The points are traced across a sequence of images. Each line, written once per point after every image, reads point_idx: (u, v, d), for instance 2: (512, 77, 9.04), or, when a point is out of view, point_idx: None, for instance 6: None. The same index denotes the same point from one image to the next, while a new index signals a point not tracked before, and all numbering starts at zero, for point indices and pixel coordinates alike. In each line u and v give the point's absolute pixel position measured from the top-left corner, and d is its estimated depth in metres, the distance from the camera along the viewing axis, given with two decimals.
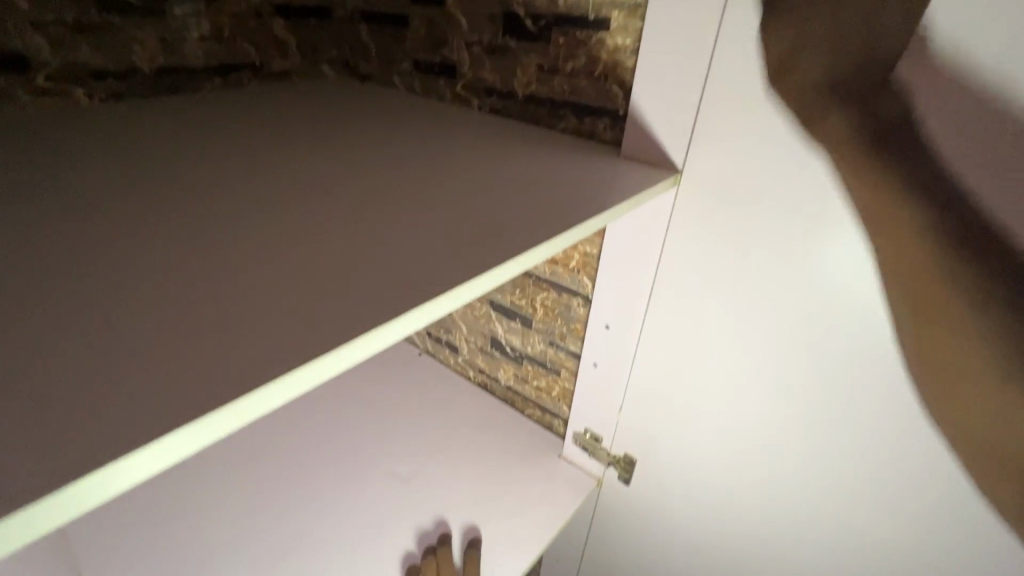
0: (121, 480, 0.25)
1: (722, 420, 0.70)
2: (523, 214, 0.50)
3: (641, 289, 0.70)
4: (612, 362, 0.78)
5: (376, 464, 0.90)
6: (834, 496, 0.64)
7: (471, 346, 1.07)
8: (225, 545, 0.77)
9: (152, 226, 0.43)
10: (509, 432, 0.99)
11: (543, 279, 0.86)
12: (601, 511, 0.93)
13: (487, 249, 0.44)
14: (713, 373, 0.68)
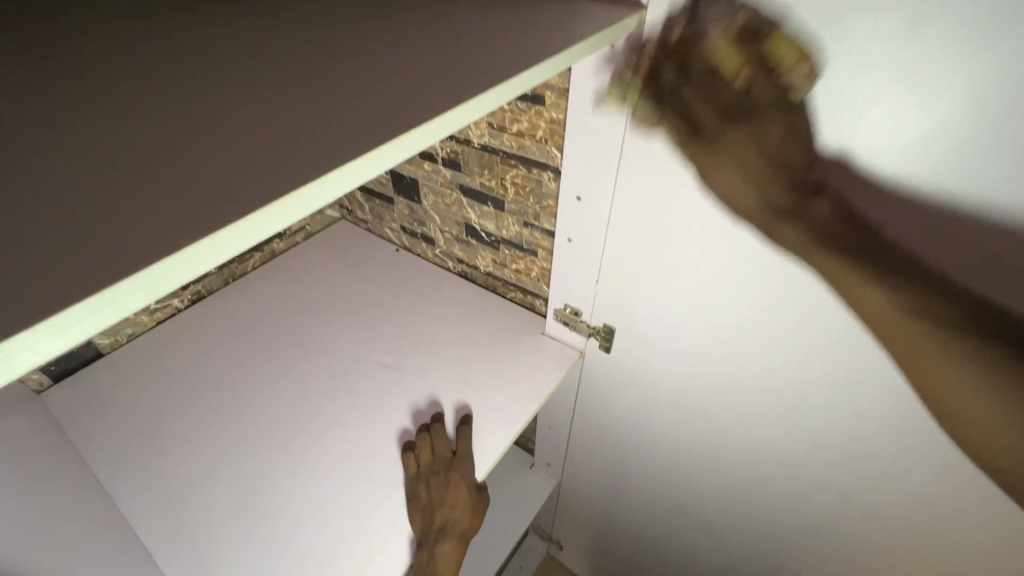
0: (31, 355, 0.23)
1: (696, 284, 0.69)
2: (470, 55, 0.43)
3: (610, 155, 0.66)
4: (586, 236, 0.76)
5: (364, 356, 0.92)
6: (804, 345, 0.65)
7: (447, 235, 1.04)
8: (229, 440, 0.80)
9: (7, 70, 0.35)
10: (492, 316, 1.00)
11: (511, 155, 0.81)
12: (584, 379, 0.98)
13: (429, 85, 0.37)
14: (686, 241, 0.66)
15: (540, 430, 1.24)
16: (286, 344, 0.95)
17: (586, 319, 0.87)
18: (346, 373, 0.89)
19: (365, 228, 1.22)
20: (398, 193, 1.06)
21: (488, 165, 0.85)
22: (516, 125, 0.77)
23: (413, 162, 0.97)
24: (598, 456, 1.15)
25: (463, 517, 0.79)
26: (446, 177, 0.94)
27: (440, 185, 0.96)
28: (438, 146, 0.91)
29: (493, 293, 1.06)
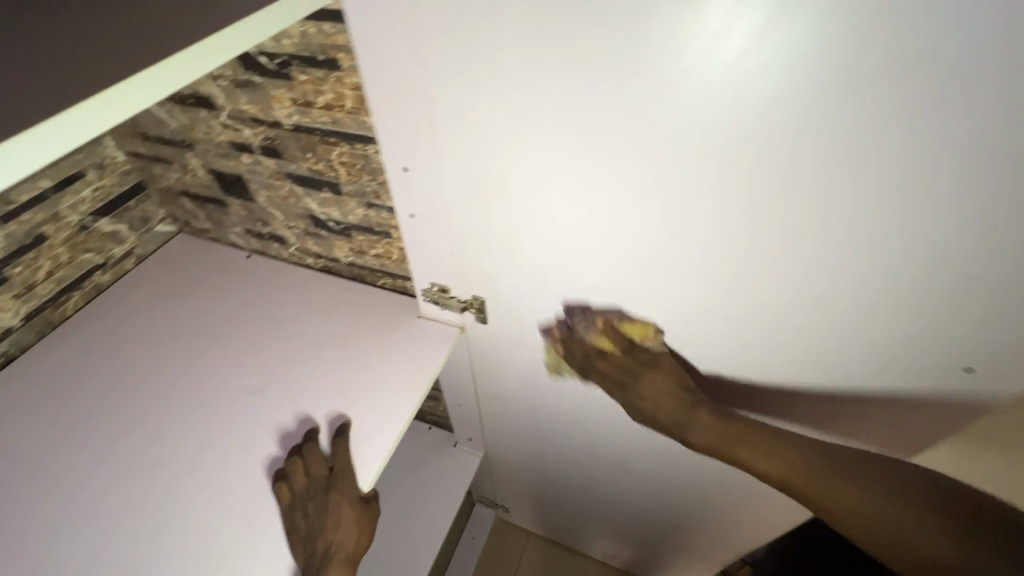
0: None
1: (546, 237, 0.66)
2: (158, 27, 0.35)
3: (420, 121, 0.59)
4: (427, 210, 0.70)
5: (223, 384, 0.83)
6: (658, 277, 0.65)
7: (296, 231, 0.94)
8: (69, 522, 0.69)
9: None
10: (365, 309, 0.93)
11: (328, 133, 0.72)
12: (474, 353, 0.94)
13: None
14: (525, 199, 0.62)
15: (451, 409, 1.21)
16: (128, 392, 0.83)
17: (454, 293, 0.82)
18: (204, 408, 0.80)
19: (209, 238, 1.08)
20: (229, 194, 0.93)
21: (309, 148, 0.75)
22: (322, 97, 0.67)
23: (229, 156, 0.85)
24: (511, 420, 1.14)
25: (359, 531, 0.76)
26: (271, 168, 0.82)
27: (268, 178, 0.85)
28: (250, 134, 0.79)
29: (363, 283, 0.98)
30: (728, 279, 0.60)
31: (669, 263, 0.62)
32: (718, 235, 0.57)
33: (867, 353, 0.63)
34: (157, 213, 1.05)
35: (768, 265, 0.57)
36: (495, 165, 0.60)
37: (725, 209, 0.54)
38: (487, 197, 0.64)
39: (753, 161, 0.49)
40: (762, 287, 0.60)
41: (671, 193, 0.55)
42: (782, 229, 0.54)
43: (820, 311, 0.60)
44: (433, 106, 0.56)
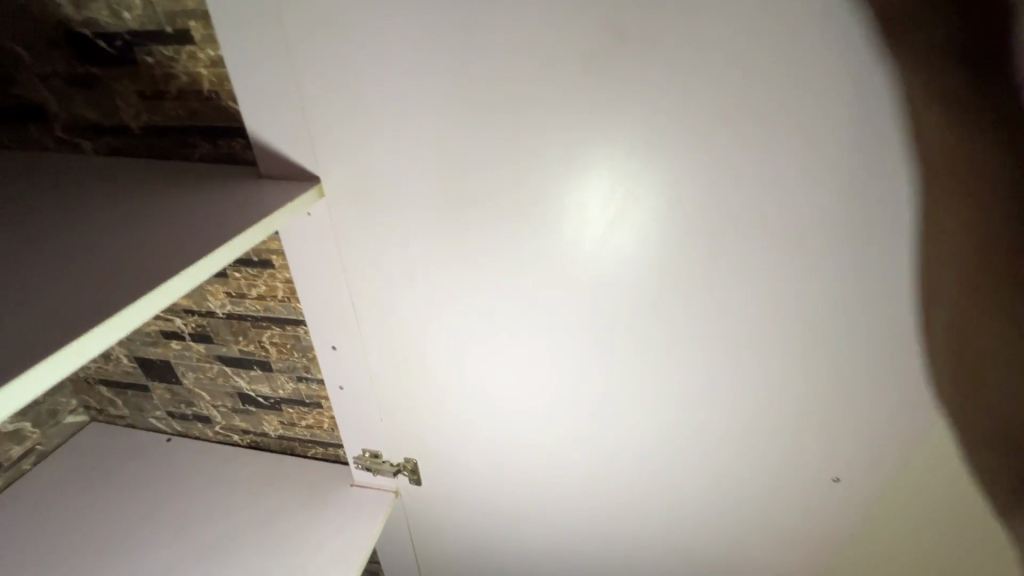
0: None
1: (468, 395, 0.71)
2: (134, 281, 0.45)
3: (346, 308, 0.66)
4: (356, 381, 0.75)
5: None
6: (572, 422, 0.71)
7: (223, 408, 0.93)
8: None
9: None
10: (296, 482, 0.91)
11: (260, 318, 0.78)
12: (412, 517, 0.92)
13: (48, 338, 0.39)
14: (446, 364, 0.68)
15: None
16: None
17: (387, 457, 0.83)
18: None
19: (125, 424, 1.03)
20: (152, 378, 0.93)
21: (240, 331, 0.80)
22: (254, 289, 0.74)
23: (157, 343, 0.87)
24: None
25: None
26: (201, 351, 0.85)
27: (197, 360, 0.87)
28: (181, 322, 0.83)
29: (294, 454, 0.96)
30: (632, 417, 0.68)
31: (579, 408, 0.69)
32: (615, 380, 0.65)
33: (762, 465, 0.71)
34: (67, 404, 1.00)
35: (661, 400, 0.66)
36: (415, 339, 0.67)
37: (614, 359, 0.64)
38: (411, 365, 0.70)
39: (629, 324, 0.60)
40: (660, 421, 0.68)
41: (570, 353, 0.64)
42: (663, 371, 0.64)
43: (714, 434, 0.68)
44: (357, 296, 0.65)
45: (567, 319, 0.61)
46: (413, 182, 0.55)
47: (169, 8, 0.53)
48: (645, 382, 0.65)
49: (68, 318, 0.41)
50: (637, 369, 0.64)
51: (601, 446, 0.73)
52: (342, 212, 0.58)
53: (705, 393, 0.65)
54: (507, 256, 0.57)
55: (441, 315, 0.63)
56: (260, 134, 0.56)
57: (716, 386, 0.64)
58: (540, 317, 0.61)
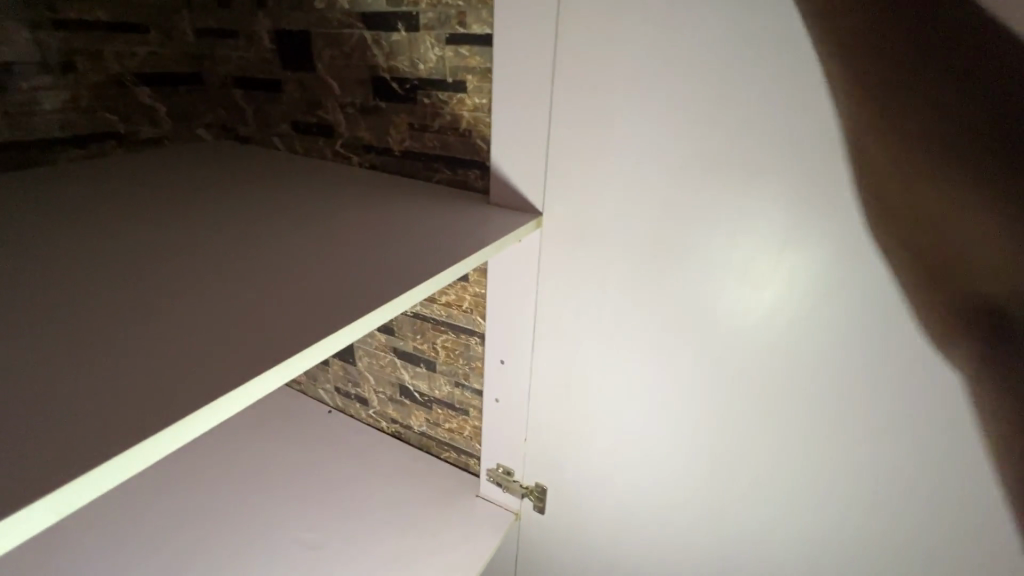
0: (96, 485, 0.34)
1: (618, 435, 0.75)
2: (408, 270, 0.57)
3: (525, 328, 0.74)
4: (511, 398, 0.81)
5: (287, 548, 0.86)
6: (719, 486, 0.71)
7: (382, 395, 1.06)
8: None
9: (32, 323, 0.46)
10: (429, 477, 1.00)
11: (441, 322, 0.88)
12: (524, 544, 0.94)
13: (357, 301, 0.52)
14: (606, 397, 0.73)
15: None
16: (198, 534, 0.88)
17: (518, 479, 0.87)
18: (265, 547, 0.86)
19: (298, 389, 1.21)
20: (334, 356, 1.09)
21: (419, 330, 0.92)
22: (444, 296, 0.85)
23: None
24: None
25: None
26: (381, 340, 0.99)
27: (375, 348, 1.01)
28: None
29: (429, 452, 1.05)
30: (782, 495, 0.67)
31: (730, 474, 0.69)
32: (771, 448, 0.65)
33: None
34: None
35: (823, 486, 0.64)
36: (581, 366, 0.72)
37: (786, 431, 0.63)
38: (569, 394, 0.75)
39: (802, 398, 0.61)
40: (814, 510, 0.66)
41: (731, 409, 0.65)
42: (832, 457, 0.62)
43: (880, 543, 0.63)
44: (540, 322, 0.72)
45: (737, 377, 0.63)
46: (620, 229, 0.62)
47: (456, 64, 0.67)
48: (808, 463, 0.63)
49: (357, 292, 0.53)
50: (797, 442, 0.63)
51: (742, 516, 0.71)
52: (549, 243, 0.67)
53: (880, 495, 0.61)
54: (696, 309, 0.62)
55: (614, 348, 0.68)
56: (500, 170, 0.66)
57: (889, 490, 0.60)
58: (710, 367, 0.64)
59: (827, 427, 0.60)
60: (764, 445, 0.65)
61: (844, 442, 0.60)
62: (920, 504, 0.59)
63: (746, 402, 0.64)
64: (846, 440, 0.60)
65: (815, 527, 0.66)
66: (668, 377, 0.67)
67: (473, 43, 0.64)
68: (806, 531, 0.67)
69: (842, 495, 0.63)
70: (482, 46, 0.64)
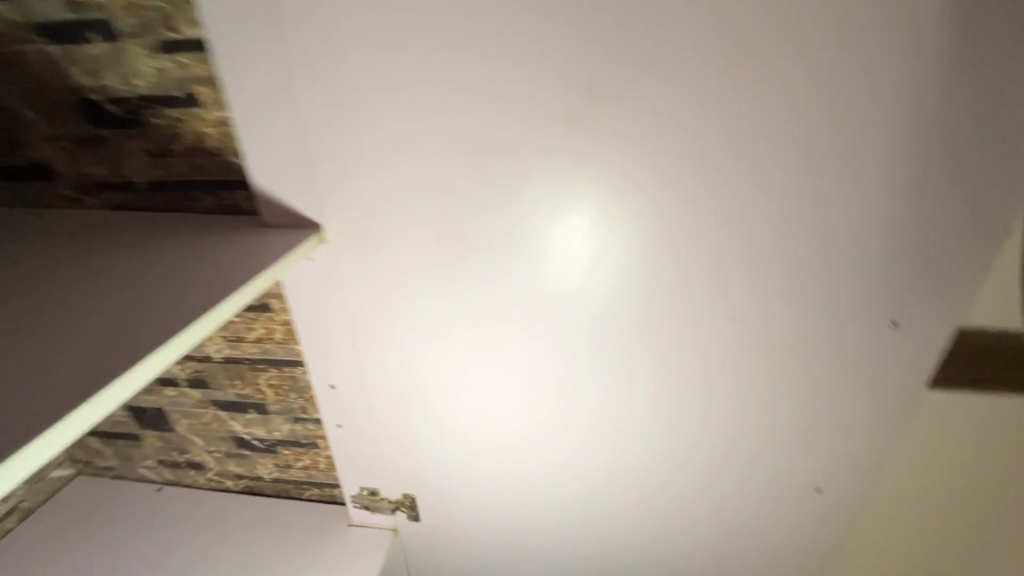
0: None
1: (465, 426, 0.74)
2: (167, 314, 0.48)
3: (344, 347, 0.69)
4: (352, 420, 0.77)
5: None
6: (565, 450, 0.73)
7: (218, 454, 0.94)
8: None
9: None
10: (294, 523, 0.92)
11: (258, 361, 0.79)
12: (410, 554, 0.92)
13: (96, 372, 0.43)
14: (444, 396, 0.71)
15: None
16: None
17: (384, 494, 0.84)
18: None
19: (114, 475, 1.02)
20: (144, 428, 0.92)
21: (236, 374, 0.82)
22: (253, 332, 0.76)
23: (151, 391, 0.87)
24: None
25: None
26: (196, 397, 0.86)
27: (192, 406, 0.88)
28: (177, 369, 0.84)
29: (289, 497, 0.96)
30: (620, 444, 0.71)
31: (571, 437, 0.72)
32: (601, 406, 0.68)
33: (750, 489, 0.72)
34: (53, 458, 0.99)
35: (648, 425, 0.68)
36: (411, 371, 0.70)
37: (604, 385, 0.66)
38: (407, 401, 0.73)
39: (614, 353, 0.64)
40: (647, 447, 0.71)
41: (556, 380, 0.67)
42: (648, 396, 0.66)
43: (702, 454, 0.70)
44: (356, 337, 0.68)
45: (553, 348, 0.64)
46: (407, 226, 0.59)
47: (179, 76, 0.58)
48: (630, 408, 0.68)
49: (96, 361, 0.44)
50: (619, 393, 0.66)
51: (593, 471, 0.74)
52: (342, 255, 0.62)
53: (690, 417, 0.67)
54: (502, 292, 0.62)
55: (438, 346, 0.67)
56: (263, 187, 0.59)
57: (696, 411, 0.66)
58: (528, 346, 0.65)
59: (641, 373, 0.65)
60: (595, 405, 0.68)
61: (656, 383, 0.65)
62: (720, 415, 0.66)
63: (568, 369, 0.66)
64: (657, 380, 0.65)
65: (654, 461, 0.72)
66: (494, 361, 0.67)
67: (191, 50, 0.56)
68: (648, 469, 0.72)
69: (665, 429, 0.69)
70: (202, 52, 0.56)
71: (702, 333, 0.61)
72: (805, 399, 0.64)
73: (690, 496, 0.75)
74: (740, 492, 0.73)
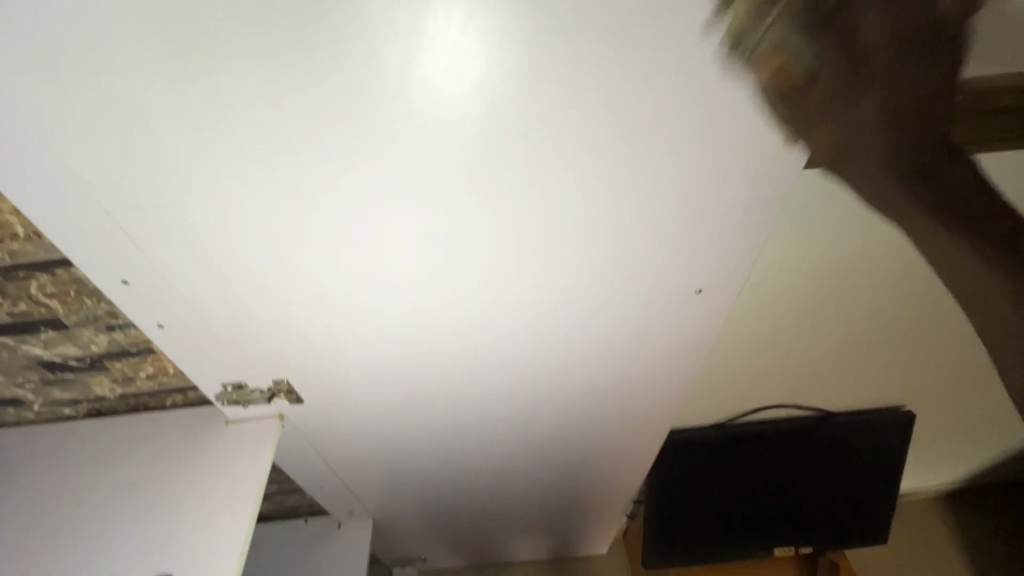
0: None
1: (317, 300, 0.62)
2: None
3: (119, 228, 0.52)
4: (176, 315, 0.62)
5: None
6: (440, 305, 0.65)
7: (31, 384, 0.76)
8: None
9: None
10: (158, 434, 0.79)
11: (13, 268, 0.59)
12: (307, 434, 0.86)
13: None
14: (276, 271, 0.58)
15: (317, 495, 1.10)
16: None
17: (251, 385, 0.74)
18: None
19: None
20: None
21: None
22: None
23: None
24: (380, 481, 1.06)
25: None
26: None
27: None
28: None
29: (148, 411, 0.83)
30: (500, 287, 0.63)
31: (446, 288, 0.63)
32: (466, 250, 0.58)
33: (641, 307, 0.70)
34: None
35: (529, 261, 0.60)
36: (222, 247, 0.55)
37: (468, 227, 0.55)
38: (236, 284, 0.59)
39: (469, 186, 0.51)
40: (530, 283, 0.63)
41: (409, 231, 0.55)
42: (519, 232, 0.57)
43: (587, 284, 0.65)
44: (128, 211, 0.51)
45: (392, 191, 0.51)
46: (117, 32, 0.39)
47: None
48: (502, 246, 0.58)
49: None
50: (485, 234, 0.56)
51: (475, 320, 0.68)
52: (38, 94, 0.42)
53: (573, 244, 0.59)
54: (300, 121, 0.45)
55: (242, 210, 0.51)
56: None
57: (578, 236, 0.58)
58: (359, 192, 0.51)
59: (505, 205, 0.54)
60: (460, 250, 0.58)
61: (526, 216, 0.55)
62: (602, 237, 0.59)
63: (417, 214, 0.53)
64: (527, 211, 0.54)
65: (539, 299, 0.66)
66: (321, 218, 0.53)
67: None
68: (532, 305, 0.67)
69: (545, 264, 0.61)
70: None
71: (570, 145, 0.49)
72: (693, 207, 0.57)
73: (582, 325, 0.71)
74: (630, 313, 0.71)
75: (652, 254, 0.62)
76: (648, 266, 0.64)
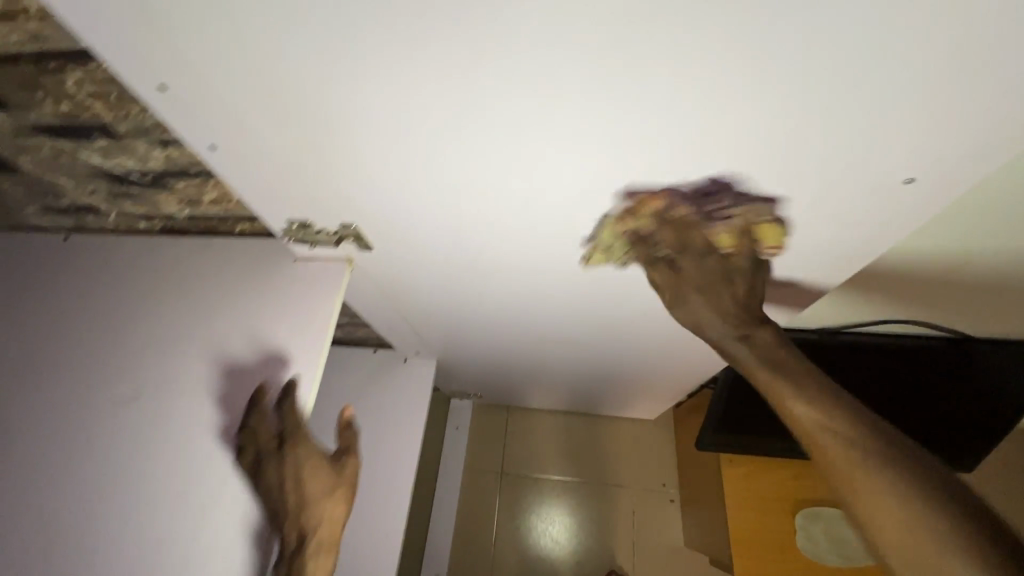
0: None
1: (392, 149, 0.51)
2: None
3: (143, 24, 0.40)
4: (227, 137, 0.52)
5: (97, 407, 0.70)
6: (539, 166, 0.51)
7: (102, 194, 0.72)
8: None
9: None
10: (229, 260, 0.77)
11: (41, 57, 0.49)
12: (376, 280, 0.82)
13: None
14: (343, 106, 0.46)
15: (385, 335, 1.12)
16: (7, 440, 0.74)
17: (318, 226, 0.67)
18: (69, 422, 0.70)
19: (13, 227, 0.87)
20: None
21: (30, 83, 0.53)
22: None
23: None
24: (448, 328, 1.06)
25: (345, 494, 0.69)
26: (7, 122, 0.59)
27: (14, 136, 0.62)
28: None
29: (218, 234, 0.79)
30: (619, 151, 0.48)
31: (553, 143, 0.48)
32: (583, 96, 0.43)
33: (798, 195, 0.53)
34: None
35: (668, 116, 0.44)
36: (275, 65, 0.43)
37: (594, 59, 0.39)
38: (296, 114, 0.48)
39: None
40: (664, 147, 0.47)
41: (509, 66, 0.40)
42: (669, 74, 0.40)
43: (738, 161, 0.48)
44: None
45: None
46: None
47: None
48: (634, 93, 0.42)
49: None
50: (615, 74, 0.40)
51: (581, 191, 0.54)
52: None
53: (740, 95, 0.41)
54: None
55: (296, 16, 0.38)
56: None
57: (757, 74, 0.39)
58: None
59: (657, 31, 0.37)
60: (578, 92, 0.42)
61: (684, 49, 0.38)
62: (792, 76, 0.39)
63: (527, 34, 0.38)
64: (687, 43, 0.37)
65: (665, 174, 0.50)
66: (397, 35, 0.39)
67: None
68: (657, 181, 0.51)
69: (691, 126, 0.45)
70: None
71: None
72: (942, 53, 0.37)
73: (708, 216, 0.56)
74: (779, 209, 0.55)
75: (848, 124, 0.43)
76: (836, 139, 0.45)
